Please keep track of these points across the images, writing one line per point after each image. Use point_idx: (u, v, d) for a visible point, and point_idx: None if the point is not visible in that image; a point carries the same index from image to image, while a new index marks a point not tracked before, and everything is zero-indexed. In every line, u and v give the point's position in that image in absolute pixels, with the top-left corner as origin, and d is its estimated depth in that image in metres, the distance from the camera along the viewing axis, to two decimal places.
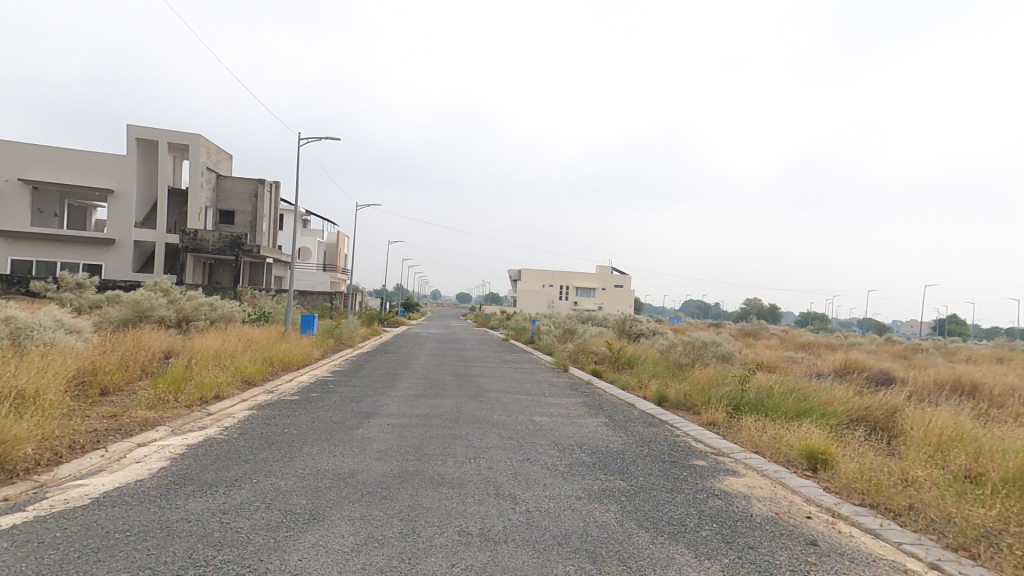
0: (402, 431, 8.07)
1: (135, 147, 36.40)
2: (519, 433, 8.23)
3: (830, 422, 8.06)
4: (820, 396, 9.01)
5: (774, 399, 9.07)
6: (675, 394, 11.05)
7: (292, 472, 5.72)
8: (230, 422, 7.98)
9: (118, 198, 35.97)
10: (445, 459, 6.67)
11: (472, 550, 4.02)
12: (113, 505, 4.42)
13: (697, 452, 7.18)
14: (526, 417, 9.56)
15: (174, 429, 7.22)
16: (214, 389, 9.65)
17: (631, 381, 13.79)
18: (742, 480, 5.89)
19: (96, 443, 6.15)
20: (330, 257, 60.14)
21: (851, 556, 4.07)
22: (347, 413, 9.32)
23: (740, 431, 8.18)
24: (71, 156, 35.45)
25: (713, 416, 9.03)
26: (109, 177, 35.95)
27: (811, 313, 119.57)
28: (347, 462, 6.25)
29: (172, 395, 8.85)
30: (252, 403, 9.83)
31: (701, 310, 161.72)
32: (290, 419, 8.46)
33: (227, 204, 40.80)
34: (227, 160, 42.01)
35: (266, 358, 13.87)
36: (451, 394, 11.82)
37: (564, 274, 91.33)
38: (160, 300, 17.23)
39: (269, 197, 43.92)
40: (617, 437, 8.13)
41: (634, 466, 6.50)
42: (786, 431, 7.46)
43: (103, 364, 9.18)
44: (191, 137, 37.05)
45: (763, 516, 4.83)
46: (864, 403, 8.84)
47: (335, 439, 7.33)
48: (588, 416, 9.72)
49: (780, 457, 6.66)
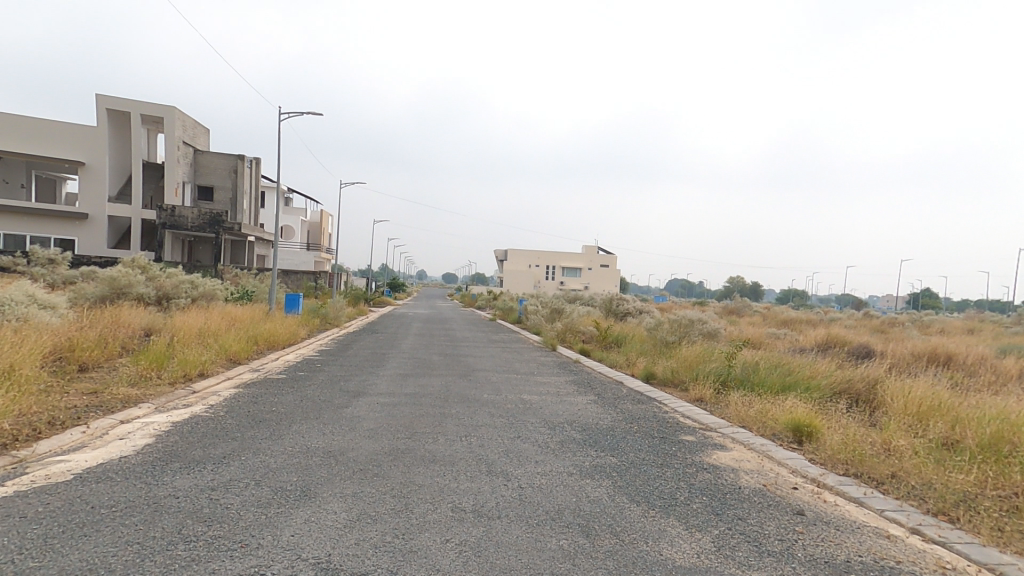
0: (392, 410, 8.05)
1: (106, 119, 35.08)
2: (509, 412, 8.26)
3: (814, 395, 8.23)
4: (804, 370, 9.18)
5: (760, 374, 9.22)
6: (662, 371, 11.18)
7: (281, 449, 5.65)
8: (215, 400, 7.86)
9: (91, 172, 34.77)
10: (436, 437, 6.67)
11: (466, 525, 4.02)
12: (97, 481, 4.31)
13: (685, 427, 7.27)
14: (516, 396, 9.60)
15: (157, 406, 7.08)
16: (198, 366, 9.49)
17: (618, 360, 13.92)
18: (730, 454, 5.98)
19: (77, 419, 5.99)
20: (314, 236, 59.23)
21: (836, 523, 4.16)
22: (335, 392, 9.25)
23: (727, 406, 8.31)
24: (39, 127, 34.07)
25: (700, 392, 9.15)
26: (80, 150, 34.66)
27: (792, 291, 121.76)
28: (337, 440, 6.21)
29: (155, 372, 8.68)
30: (237, 381, 9.70)
31: (686, 290, 163.53)
32: (276, 397, 8.36)
33: (206, 180, 39.73)
34: (204, 134, 40.78)
35: (251, 337, 13.68)
36: (440, 373, 11.82)
37: (551, 254, 91.47)
38: (139, 277, 16.83)
39: (250, 173, 42.89)
40: (606, 414, 8.20)
41: (625, 442, 6.56)
42: (772, 406, 7.60)
43: (81, 341, 8.94)
44: (166, 109, 35.81)
45: (751, 488, 4.92)
46: (847, 375, 9.03)
47: (323, 418, 7.28)
48: (577, 394, 9.80)
49: (766, 431, 6.79)
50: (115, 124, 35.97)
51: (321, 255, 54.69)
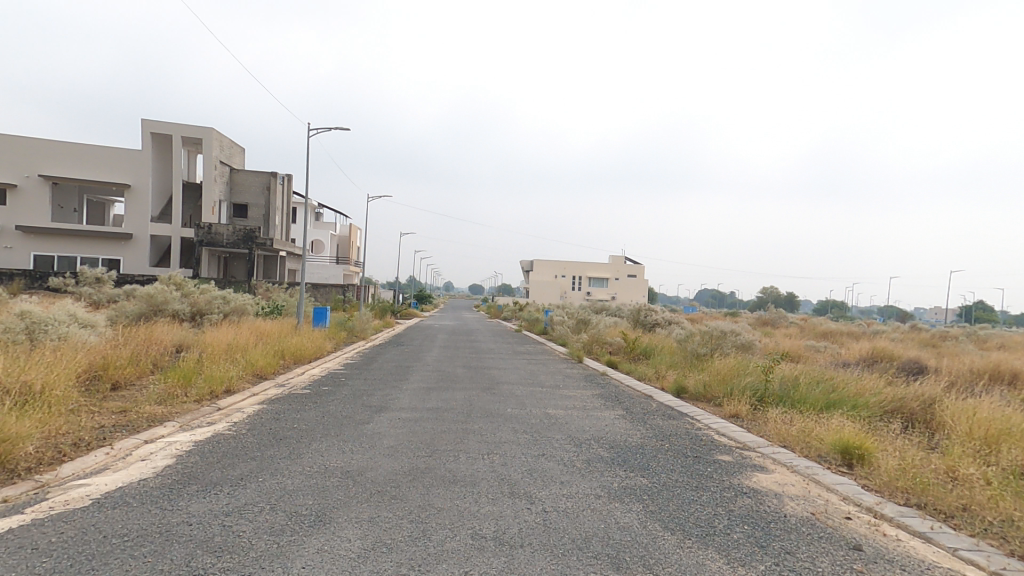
0: (413, 426, 7.87)
1: (148, 142, 36.59)
2: (533, 427, 7.97)
3: (862, 414, 7.67)
4: (850, 387, 8.59)
5: (801, 390, 8.67)
6: (694, 385, 10.69)
7: (298, 469, 5.52)
8: (239, 417, 7.83)
9: (133, 193, 36.26)
10: (457, 455, 6.43)
11: (487, 556, 3.76)
12: (113, 507, 4.23)
13: (720, 446, 6.83)
14: (541, 411, 9.28)
15: (182, 425, 7.07)
16: (224, 383, 9.53)
17: (647, 373, 13.43)
18: (771, 477, 5.55)
19: (102, 440, 5.99)
20: (343, 249, 60.32)
21: (901, 563, 3.73)
22: (357, 407, 9.15)
23: (765, 424, 7.80)
24: (86, 151, 35.76)
25: (736, 408, 8.63)
26: (124, 171, 36.21)
27: (828, 300, 117.57)
28: (356, 459, 6.04)
29: (182, 389, 8.74)
30: (262, 397, 9.70)
31: (716, 300, 159.87)
32: (299, 414, 8.28)
33: (240, 197, 40.94)
34: (239, 153, 42.11)
35: (278, 352, 13.78)
36: (464, 386, 11.61)
37: (577, 265, 90.92)
38: (174, 293, 17.28)
39: (282, 190, 44.00)
40: (636, 430, 7.83)
41: (656, 462, 6.20)
42: (816, 424, 7.10)
43: (114, 359, 9.09)
44: (203, 130, 37.13)
45: (799, 517, 4.50)
46: (898, 393, 8.39)
47: (344, 435, 7.15)
48: (605, 409, 9.44)
49: (811, 452, 6.30)
50: (157, 145, 37.47)
51: (350, 268, 55.61)
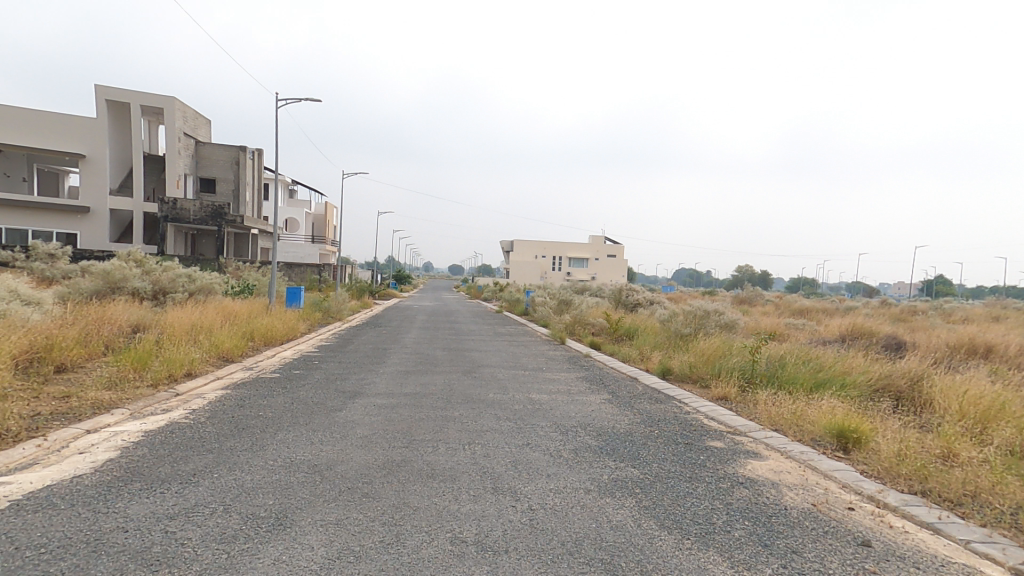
0: (389, 414, 7.42)
1: (105, 110, 34.50)
2: (516, 414, 7.59)
3: (851, 394, 7.51)
4: (837, 365, 8.44)
5: (789, 369, 8.47)
6: (679, 366, 10.47)
7: (260, 464, 5.03)
8: (199, 403, 7.28)
9: (91, 165, 34.29)
10: (437, 446, 6.04)
11: (468, 565, 3.36)
12: (34, 511, 3.69)
13: (711, 431, 6.54)
14: (524, 395, 8.91)
15: (133, 412, 6.50)
16: (184, 366, 8.94)
17: (631, 354, 13.18)
18: (766, 464, 5.27)
19: (35, 431, 5.39)
20: (319, 228, 58.75)
21: (914, 560, 3.46)
22: (330, 392, 8.64)
23: (755, 406, 7.56)
24: (38, 119, 33.56)
25: (724, 390, 8.39)
26: (79, 142, 34.14)
27: (801, 278, 120.32)
28: (326, 452, 5.57)
29: (137, 372, 8.11)
30: (227, 381, 9.14)
31: (693, 279, 162.10)
32: (266, 401, 7.74)
33: (208, 172, 39.16)
34: (206, 125, 40.15)
35: (245, 333, 13.09)
36: (444, 370, 11.18)
37: (557, 245, 90.65)
38: (134, 271, 16.31)
39: (253, 165, 42.25)
40: (623, 416, 7.53)
41: (646, 450, 5.89)
42: (807, 406, 6.87)
43: (61, 339, 8.37)
44: (165, 100, 35.16)
45: (800, 509, 4.22)
46: (886, 371, 8.25)
47: (314, 423, 6.69)
48: (590, 393, 9.12)
49: (804, 436, 6.03)
50: (115, 115, 35.38)
51: (326, 248, 54.20)
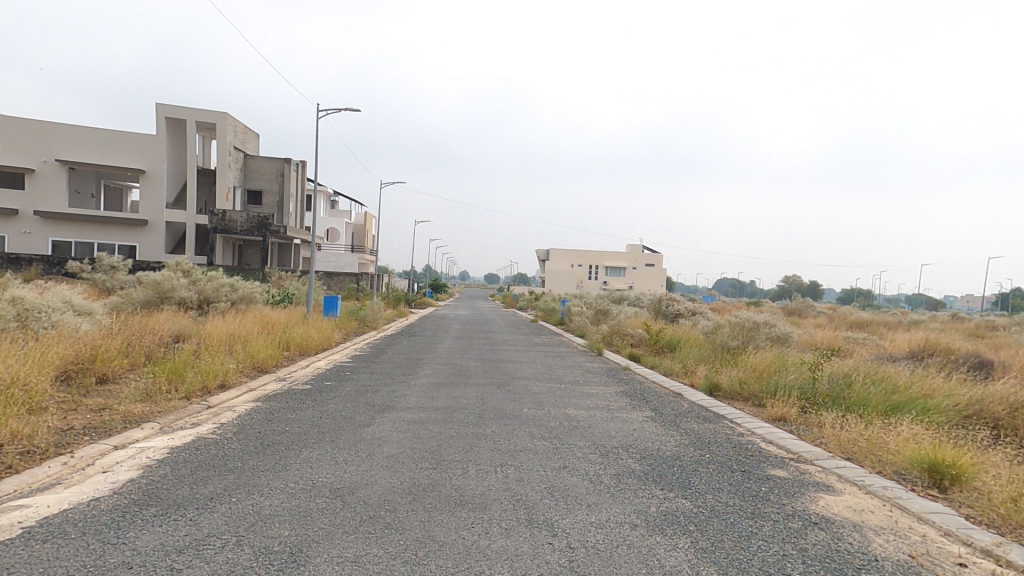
0: (418, 431, 7.10)
1: (164, 127, 36.32)
2: (552, 432, 7.10)
3: (935, 420, 6.65)
4: (915, 388, 7.56)
5: (857, 390, 7.65)
6: (728, 382, 9.74)
7: (280, 487, 4.82)
8: (228, 417, 7.28)
9: (149, 180, 36.13)
10: (466, 468, 5.64)
11: None
12: (43, 541, 3.49)
13: (772, 458, 5.86)
14: (560, 411, 8.41)
15: (163, 426, 6.43)
16: (218, 377, 8.94)
17: (674, 367, 12.45)
18: (842, 501, 4.58)
19: (64, 447, 5.29)
20: (358, 238, 60.02)
21: None
22: (359, 406, 8.47)
23: (820, 430, 6.82)
24: (103, 137, 35.61)
25: (782, 411, 7.65)
26: (139, 157, 36.01)
27: (854, 288, 114.34)
28: (349, 475, 5.31)
29: (172, 385, 8.12)
30: (259, 393, 9.11)
31: (736, 288, 156.77)
32: (295, 416, 7.64)
33: (254, 185, 40.58)
34: (254, 139, 41.70)
35: (280, 343, 13.14)
36: (477, 382, 10.80)
37: (594, 253, 89.55)
38: (181, 281, 16.79)
39: (296, 177, 43.54)
40: (668, 436, 6.92)
41: (697, 478, 5.29)
42: (884, 432, 6.11)
43: (103, 349, 8.45)
44: (218, 116, 36.72)
45: (894, 561, 3.56)
46: (975, 395, 7.31)
47: (339, 440, 6.55)
48: (631, 409, 8.52)
49: (884, 468, 5.29)
50: (172, 132, 37.19)
51: (365, 258, 55.24)
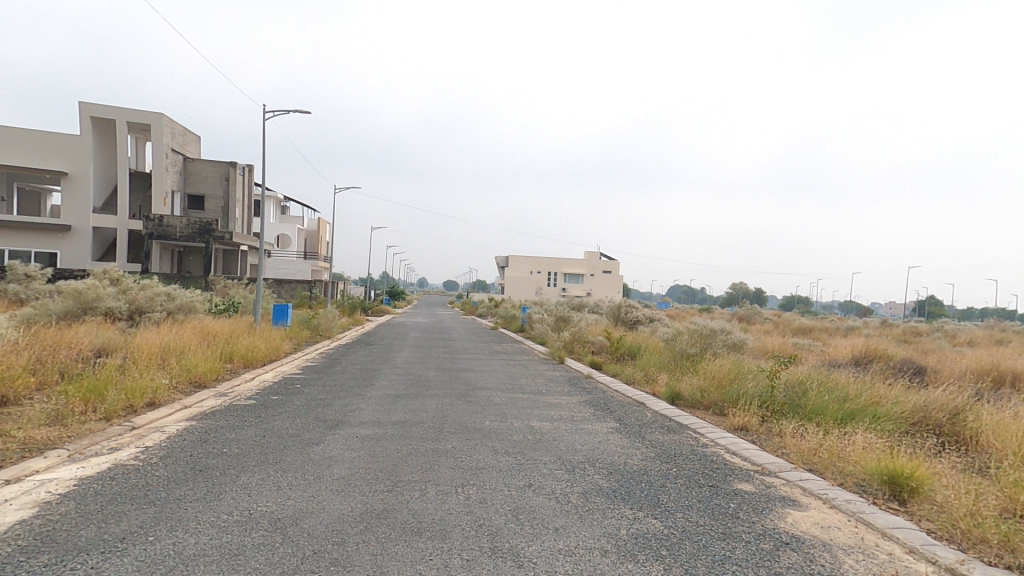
0: (373, 448, 6.62)
1: (89, 128, 33.88)
2: (516, 446, 6.78)
3: (886, 428, 6.78)
4: (866, 395, 7.71)
5: (813, 398, 7.74)
6: (689, 390, 9.73)
7: (210, 522, 4.28)
8: (155, 440, 6.67)
9: (73, 182, 33.54)
10: (424, 490, 5.23)
11: None
12: None
13: (737, 471, 5.75)
14: (524, 423, 8.11)
15: (73, 457, 5.80)
16: (145, 394, 8.23)
17: (635, 376, 12.40)
18: (810, 517, 4.47)
19: None
20: (311, 244, 58.00)
21: None
22: (308, 422, 7.88)
23: (780, 439, 6.81)
24: (19, 136, 32.87)
25: (743, 420, 7.64)
26: (61, 159, 33.41)
27: (796, 294, 120.62)
28: (294, 501, 4.82)
29: (89, 405, 7.37)
30: (194, 410, 8.42)
31: (688, 295, 161.88)
32: (234, 436, 7.04)
33: (197, 186, 38.46)
34: (194, 141, 39.58)
35: (221, 356, 12.23)
36: (437, 393, 10.34)
37: (553, 260, 90.21)
38: (108, 289, 15.48)
39: (243, 180, 41.64)
40: (634, 449, 6.74)
41: (665, 495, 5.10)
42: (841, 441, 6.12)
43: (5, 367, 7.53)
44: (152, 117, 34.52)
45: None
46: (921, 402, 7.51)
47: (284, 462, 5.99)
48: (596, 421, 8.32)
49: (845, 479, 5.26)
50: (100, 132, 34.74)
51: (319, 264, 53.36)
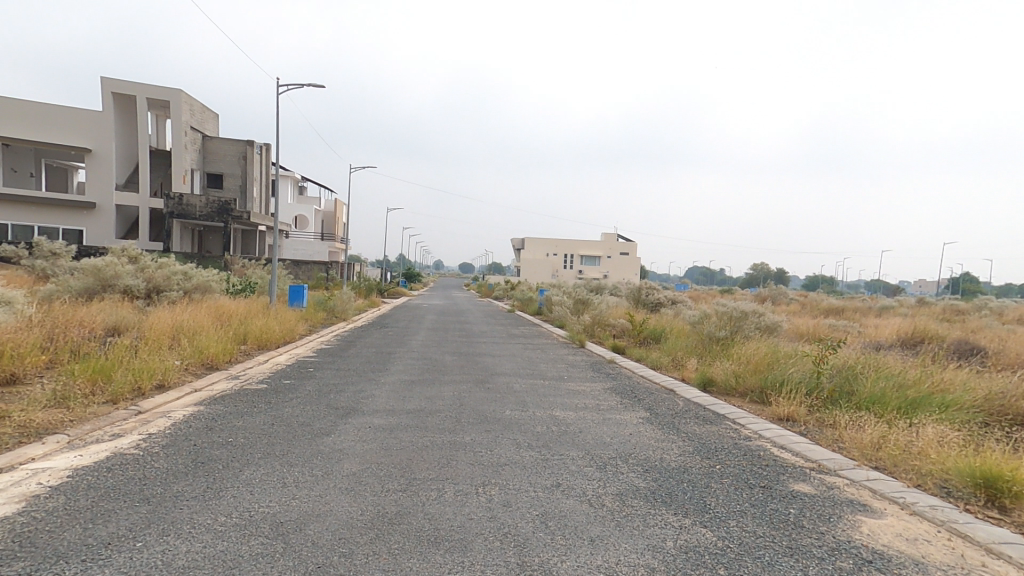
0: (386, 440, 6.15)
1: (111, 104, 33.76)
2: (540, 439, 6.25)
3: (957, 419, 6.11)
4: (930, 382, 6.99)
5: (868, 384, 7.06)
6: (722, 375, 9.11)
7: (204, 525, 3.84)
8: (160, 426, 6.30)
9: (95, 159, 33.51)
10: (441, 489, 4.73)
11: None
12: None
13: (790, 469, 5.15)
14: (547, 412, 7.59)
15: (73, 444, 5.46)
16: (155, 375, 7.89)
17: (662, 360, 11.81)
18: (889, 527, 3.87)
19: None
20: (327, 227, 57.94)
21: None
22: (320, 410, 7.45)
23: (834, 431, 6.21)
24: (43, 113, 32.92)
25: (789, 409, 7.01)
26: (83, 136, 33.41)
27: (819, 275, 117.82)
28: (299, 502, 4.36)
29: (94, 387, 7.06)
30: (204, 394, 8.09)
31: (706, 277, 160.02)
32: (241, 424, 6.64)
33: (214, 167, 38.31)
34: (212, 120, 39.38)
35: (235, 337, 11.92)
36: (453, 379, 9.85)
37: (569, 242, 89.17)
38: (126, 267, 15.28)
39: (260, 160, 41.38)
40: (670, 442, 6.16)
41: (712, 498, 4.52)
42: (911, 433, 5.48)
43: (11, 344, 7.23)
44: (171, 92, 34.26)
45: None
46: (993, 391, 6.78)
47: (292, 454, 5.57)
48: (624, 410, 7.77)
49: (923, 479, 4.66)
50: (121, 108, 34.64)
51: (335, 246, 53.34)
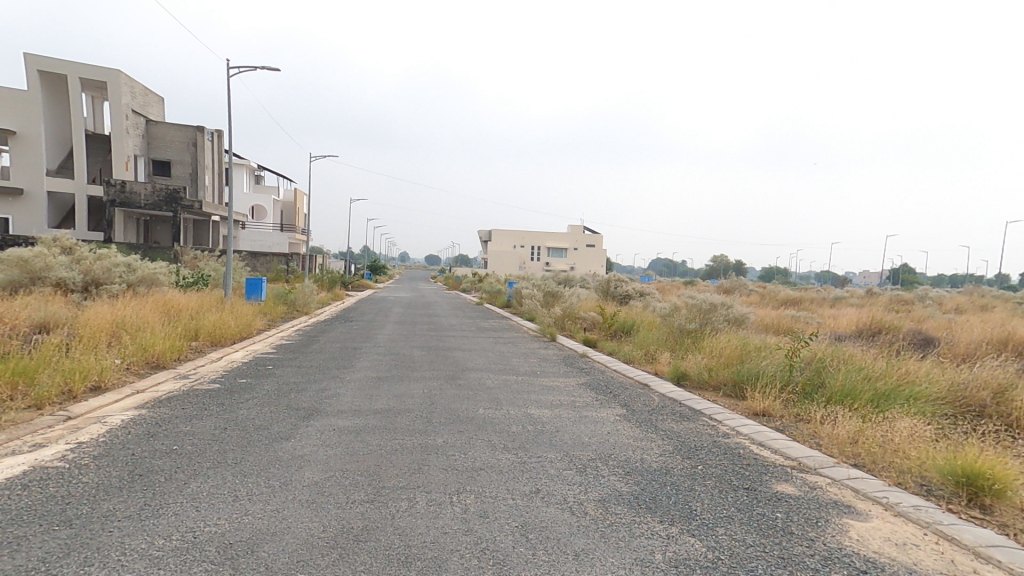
0: (352, 444, 5.72)
1: (37, 82, 31.31)
2: (517, 440, 5.96)
3: (925, 412, 6.17)
4: (900, 373, 7.05)
5: (840, 376, 7.07)
6: (695, 368, 9.06)
7: (138, 552, 3.37)
8: (92, 433, 5.68)
9: (22, 141, 31.10)
10: (412, 499, 4.38)
11: None
12: None
13: (771, 468, 5.04)
14: (521, 411, 7.31)
15: None
16: (88, 376, 7.18)
17: (634, 353, 11.73)
18: (876, 530, 3.77)
19: None
20: (287, 217, 55.90)
21: None
22: (279, 412, 6.93)
23: (810, 425, 6.18)
24: None
25: (765, 404, 6.97)
26: (8, 117, 30.90)
27: (775, 266, 122.16)
28: (252, 519, 3.92)
29: (14, 390, 6.34)
30: (147, 395, 7.44)
31: (670, 269, 163.49)
32: (188, 429, 6.07)
33: (162, 152, 36.13)
34: (158, 103, 37.10)
35: (184, 333, 11.13)
36: (422, 376, 9.43)
37: (536, 234, 89.17)
38: (60, 259, 14.08)
39: (212, 146, 39.29)
40: (649, 441, 5.98)
41: (697, 503, 4.33)
42: (886, 428, 5.48)
43: None
44: (109, 72, 31.98)
45: None
46: (959, 382, 6.88)
47: (245, 463, 5.07)
48: (600, 407, 7.57)
49: (903, 477, 4.61)
50: (50, 88, 32.17)
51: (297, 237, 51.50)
